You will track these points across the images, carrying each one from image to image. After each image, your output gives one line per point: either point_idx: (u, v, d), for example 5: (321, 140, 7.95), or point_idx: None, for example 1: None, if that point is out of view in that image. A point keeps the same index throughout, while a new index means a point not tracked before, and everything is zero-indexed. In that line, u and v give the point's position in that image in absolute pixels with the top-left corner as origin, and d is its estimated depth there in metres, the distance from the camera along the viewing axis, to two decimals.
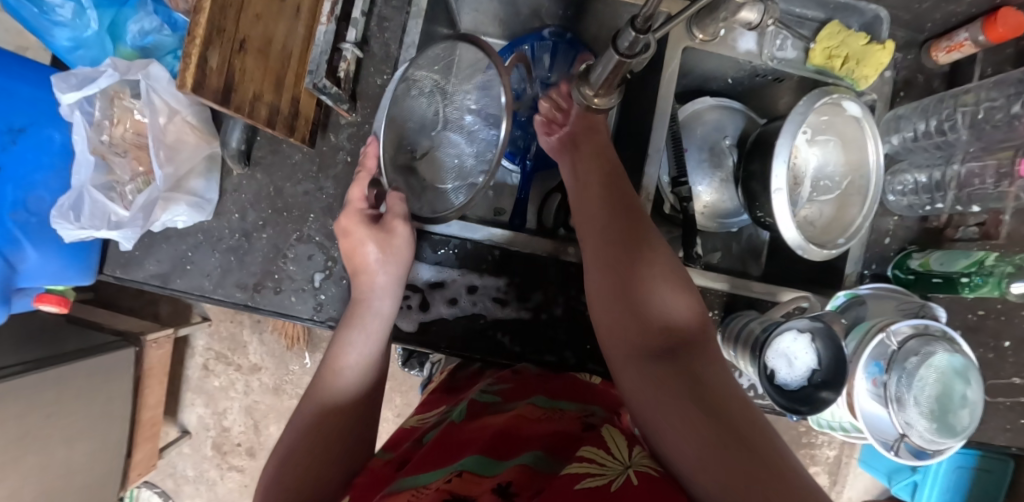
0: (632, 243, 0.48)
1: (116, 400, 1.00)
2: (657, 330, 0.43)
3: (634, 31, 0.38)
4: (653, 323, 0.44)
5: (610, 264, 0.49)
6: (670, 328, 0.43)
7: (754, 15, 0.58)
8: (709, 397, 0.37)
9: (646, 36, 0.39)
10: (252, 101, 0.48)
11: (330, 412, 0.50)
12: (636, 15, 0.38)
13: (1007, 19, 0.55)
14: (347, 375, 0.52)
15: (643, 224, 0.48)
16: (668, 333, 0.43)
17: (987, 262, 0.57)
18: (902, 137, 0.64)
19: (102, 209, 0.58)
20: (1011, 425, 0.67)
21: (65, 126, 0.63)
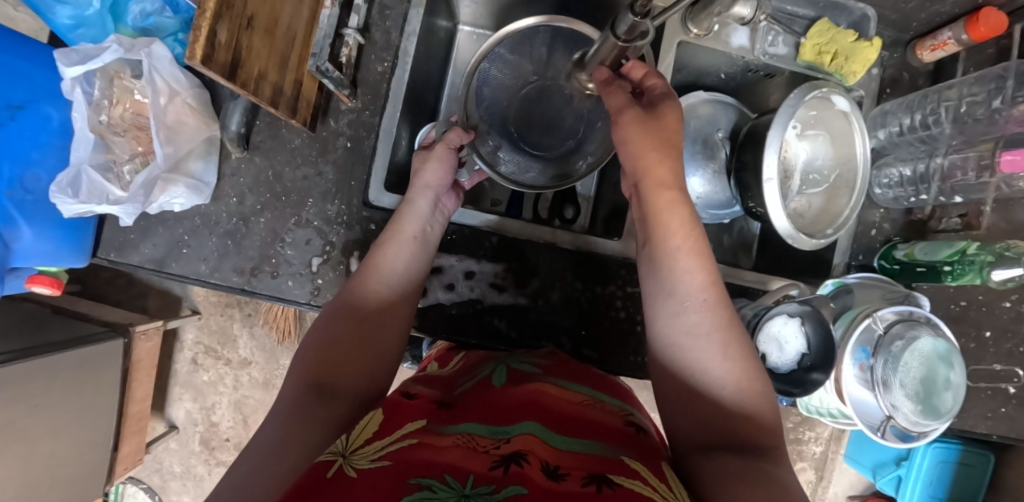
0: (691, 316, 0.44)
1: (104, 393, 0.97)
2: (726, 424, 0.41)
3: (633, 15, 0.39)
4: (721, 415, 0.42)
5: (668, 324, 0.45)
6: (741, 419, 0.41)
7: (748, 11, 0.61)
8: (785, 486, 0.35)
9: (644, 20, 0.39)
10: (257, 78, 0.48)
11: (365, 319, 0.51)
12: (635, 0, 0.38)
13: (989, 18, 0.57)
14: (394, 259, 0.54)
15: (701, 292, 0.45)
16: (739, 427, 0.41)
17: (969, 251, 0.60)
18: (888, 132, 0.67)
19: (100, 189, 0.58)
20: (992, 413, 0.68)
21: (64, 105, 0.63)
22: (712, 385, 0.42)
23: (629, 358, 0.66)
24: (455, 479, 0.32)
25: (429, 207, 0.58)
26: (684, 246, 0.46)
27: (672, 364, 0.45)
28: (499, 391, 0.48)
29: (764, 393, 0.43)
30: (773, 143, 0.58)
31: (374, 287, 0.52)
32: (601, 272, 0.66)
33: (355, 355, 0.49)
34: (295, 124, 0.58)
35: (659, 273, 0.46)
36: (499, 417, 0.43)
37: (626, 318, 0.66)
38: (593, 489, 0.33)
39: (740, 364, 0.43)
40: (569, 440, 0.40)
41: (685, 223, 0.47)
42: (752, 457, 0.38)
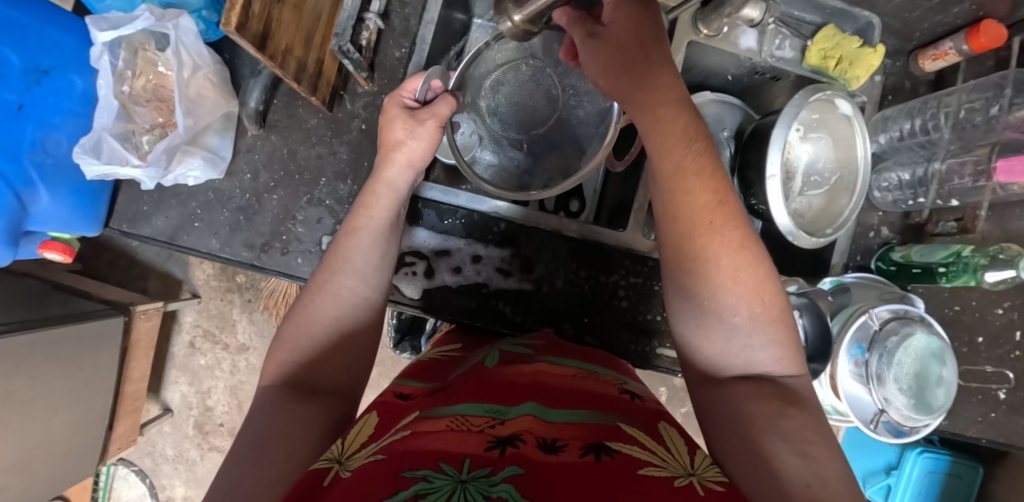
0: (701, 238, 0.42)
1: (103, 370, 0.97)
2: (739, 354, 0.41)
3: None
4: (736, 347, 0.41)
5: (675, 251, 0.44)
6: (754, 350, 0.41)
7: (757, 13, 0.61)
8: (798, 437, 0.36)
9: None
10: (284, 52, 0.49)
11: (339, 317, 0.48)
12: None
13: (989, 30, 0.60)
14: (363, 234, 0.51)
15: (710, 212, 0.42)
16: (752, 356, 0.41)
17: (963, 254, 0.62)
18: (889, 137, 0.69)
19: (120, 156, 0.59)
20: (983, 417, 0.70)
21: (89, 73, 0.64)
22: (724, 313, 0.41)
23: (630, 348, 0.67)
24: (450, 466, 0.31)
25: (404, 177, 0.54)
26: (688, 164, 0.44)
27: (682, 292, 0.44)
28: (490, 372, 0.50)
29: (781, 317, 0.42)
30: (778, 141, 0.59)
31: (345, 284, 0.49)
32: (605, 262, 0.67)
33: (330, 356, 0.46)
34: (314, 102, 0.59)
35: (661, 196, 0.45)
36: (494, 395, 0.44)
37: (628, 308, 0.67)
38: (591, 459, 0.34)
39: (755, 288, 0.41)
40: (563, 413, 0.41)
41: (685, 141, 0.44)
42: (767, 388, 0.39)
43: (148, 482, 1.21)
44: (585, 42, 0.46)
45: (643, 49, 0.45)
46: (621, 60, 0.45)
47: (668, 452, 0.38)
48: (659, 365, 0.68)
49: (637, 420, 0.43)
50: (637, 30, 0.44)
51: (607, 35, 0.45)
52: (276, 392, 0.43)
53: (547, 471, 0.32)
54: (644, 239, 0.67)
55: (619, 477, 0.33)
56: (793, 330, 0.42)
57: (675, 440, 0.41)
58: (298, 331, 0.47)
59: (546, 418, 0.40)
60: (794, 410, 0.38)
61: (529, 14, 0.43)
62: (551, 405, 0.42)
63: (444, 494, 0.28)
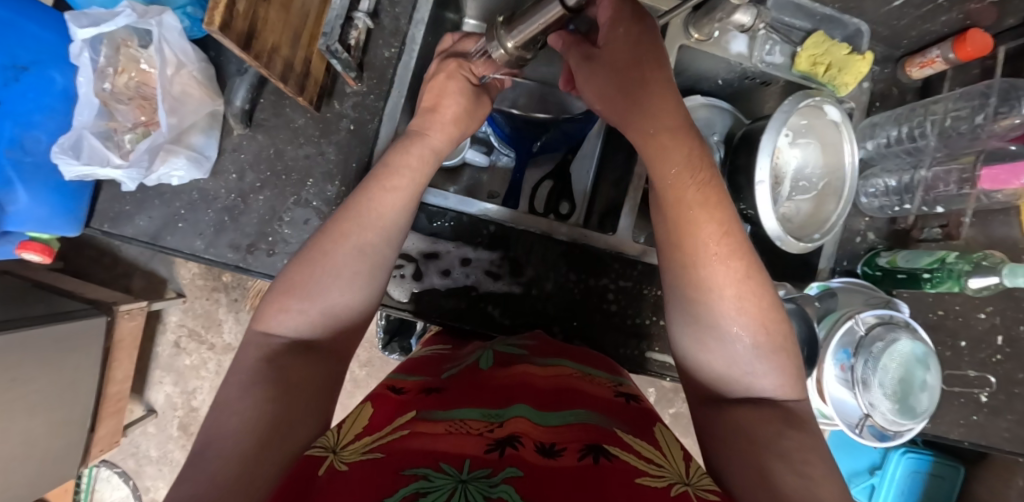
0: (703, 268, 0.43)
1: (84, 371, 0.95)
2: (742, 380, 0.42)
3: None
4: (738, 373, 0.42)
5: (679, 280, 0.44)
6: (757, 377, 0.42)
7: (748, 18, 0.61)
8: (793, 452, 0.36)
9: None
10: (271, 51, 0.48)
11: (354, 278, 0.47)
12: None
13: (975, 38, 0.60)
14: (390, 204, 0.50)
15: (716, 244, 0.43)
16: (755, 382, 0.42)
17: (948, 260, 0.63)
18: (876, 143, 0.69)
19: (101, 155, 0.58)
20: (965, 420, 0.71)
21: (70, 71, 0.62)
22: (727, 341, 0.42)
23: (619, 351, 0.67)
24: (450, 465, 0.32)
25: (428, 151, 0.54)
26: (692, 195, 0.44)
27: (685, 318, 0.44)
28: (487, 375, 0.50)
29: (783, 346, 0.43)
30: (767, 147, 0.60)
31: (370, 243, 0.48)
32: (595, 265, 0.67)
33: (341, 317, 0.47)
34: (301, 101, 0.58)
35: (665, 223, 0.45)
36: (490, 400, 0.44)
37: (617, 312, 0.67)
38: (590, 461, 0.35)
39: (758, 317, 0.43)
40: (560, 415, 0.41)
41: (688, 170, 0.45)
42: (771, 415, 0.39)
43: (131, 484, 1.19)
44: (581, 66, 0.47)
45: (639, 72, 0.45)
46: (620, 85, 0.45)
47: (665, 458, 0.39)
48: (649, 368, 0.68)
49: (633, 425, 0.43)
50: (635, 50, 0.44)
51: (603, 57, 0.45)
52: (276, 347, 0.43)
53: (547, 475, 0.32)
54: (633, 243, 0.67)
55: (617, 480, 0.33)
56: (795, 356, 0.44)
57: (672, 447, 0.42)
58: (313, 283, 0.45)
59: (545, 421, 0.40)
60: (793, 431, 0.38)
61: (520, 41, 0.44)
62: (547, 408, 0.43)
63: (444, 493, 0.29)
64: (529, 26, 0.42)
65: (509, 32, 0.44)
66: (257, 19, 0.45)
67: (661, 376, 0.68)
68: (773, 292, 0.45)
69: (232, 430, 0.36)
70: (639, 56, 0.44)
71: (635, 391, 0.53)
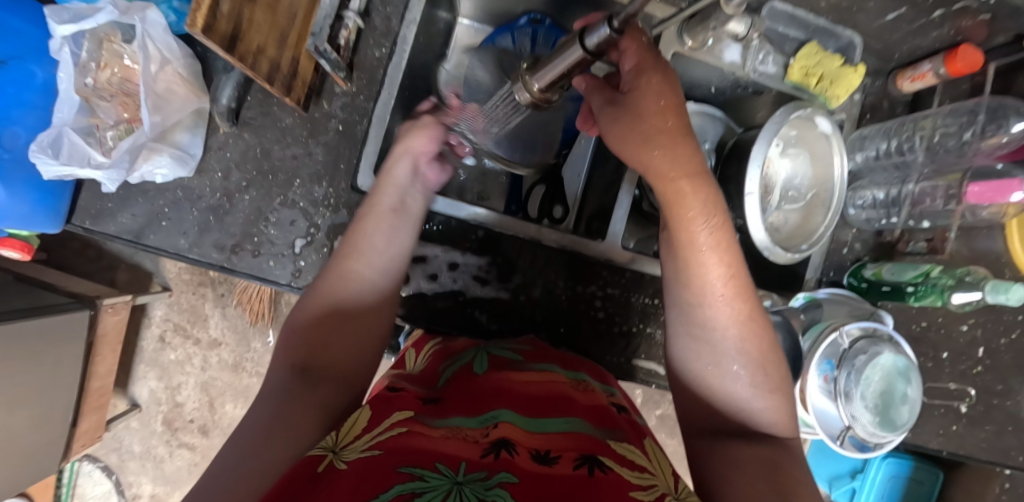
0: (708, 310, 0.44)
1: (67, 366, 0.94)
2: (739, 416, 0.44)
3: (611, 30, 0.35)
4: (735, 408, 0.44)
5: (686, 319, 0.46)
6: (755, 414, 0.43)
7: (742, 28, 0.63)
8: (788, 478, 0.38)
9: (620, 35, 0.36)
10: (256, 52, 0.48)
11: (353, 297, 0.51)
12: (614, 14, 0.35)
13: (965, 55, 0.61)
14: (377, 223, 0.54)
15: (722, 286, 0.44)
16: (754, 421, 0.43)
17: (932, 274, 0.63)
18: (866, 155, 0.69)
19: (81, 152, 0.56)
20: (944, 430, 0.72)
21: (50, 64, 0.61)
22: (728, 380, 0.44)
23: (606, 358, 0.67)
24: (446, 466, 0.33)
25: (406, 177, 0.56)
26: (705, 237, 0.44)
27: (690, 354, 0.46)
28: (482, 378, 0.50)
29: (780, 384, 0.45)
30: (757, 157, 0.59)
31: (357, 269, 0.51)
32: (585, 272, 0.67)
33: (338, 339, 0.49)
34: (289, 101, 0.57)
35: (676, 262, 0.46)
36: (486, 404, 0.45)
37: (604, 319, 0.67)
38: (585, 472, 0.35)
39: (758, 357, 0.44)
40: (555, 422, 0.42)
41: (706, 214, 0.44)
42: (766, 449, 0.41)
43: (114, 479, 1.18)
44: (603, 108, 0.45)
45: (655, 117, 0.43)
46: (634, 130, 0.43)
47: (655, 467, 0.41)
48: (635, 376, 0.68)
49: (628, 436, 0.44)
50: (658, 95, 0.43)
51: (625, 100, 0.44)
52: (284, 377, 0.45)
53: (540, 482, 0.33)
54: (620, 249, 0.67)
55: (610, 490, 0.34)
56: (789, 394, 0.45)
57: (661, 460, 0.43)
58: (307, 317, 0.49)
59: (539, 428, 0.41)
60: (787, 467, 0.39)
61: (544, 84, 0.44)
62: (542, 415, 0.43)
63: (440, 493, 0.30)
64: (553, 69, 0.42)
65: (534, 74, 0.44)
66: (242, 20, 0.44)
67: (647, 383, 0.68)
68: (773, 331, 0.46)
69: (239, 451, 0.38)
70: (650, 110, 0.43)
71: (625, 403, 0.53)
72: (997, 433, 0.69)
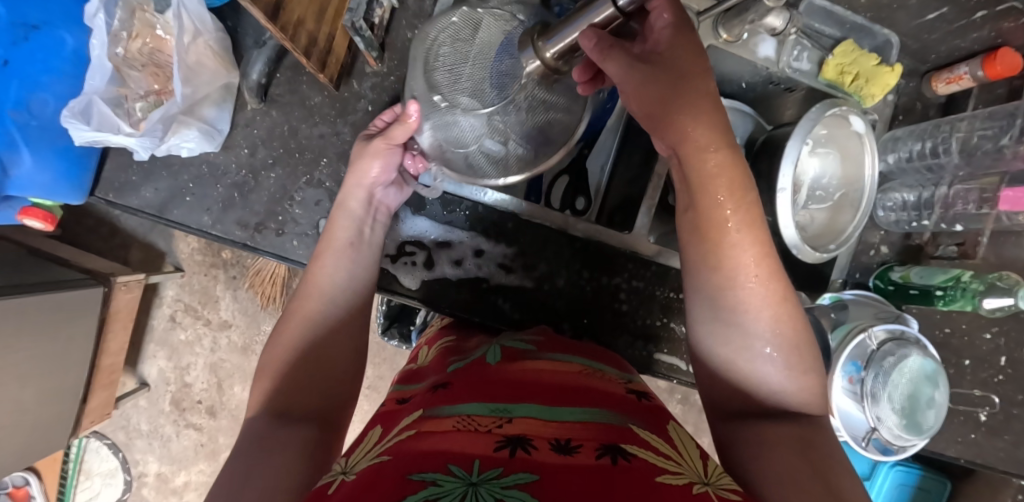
0: (741, 291, 0.43)
1: (79, 341, 0.93)
2: (771, 398, 0.43)
3: None
4: (766, 391, 0.43)
5: (714, 303, 0.44)
6: (786, 396, 0.43)
7: (780, 23, 0.59)
8: (822, 459, 0.37)
9: None
10: (297, 25, 0.47)
11: (319, 336, 0.52)
12: None
13: (1005, 58, 0.60)
14: (334, 259, 0.56)
15: (757, 267, 0.43)
16: (785, 403, 0.43)
17: (962, 279, 0.62)
18: (898, 157, 0.68)
19: (110, 122, 0.56)
20: (963, 438, 0.72)
21: (81, 32, 0.60)
22: (759, 363, 0.43)
23: (625, 352, 0.67)
24: (459, 468, 0.32)
25: (363, 205, 0.57)
26: (735, 216, 0.43)
27: (718, 340, 0.45)
28: (494, 370, 0.50)
29: (812, 365, 0.44)
30: (790, 155, 0.59)
31: (314, 305, 0.53)
32: (609, 264, 0.67)
33: (309, 380, 0.49)
34: (321, 78, 0.57)
35: (704, 244, 0.44)
36: (499, 394, 0.45)
37: (628, 311, 0.67)
38: (607, 461, 0.35)
39: (792, 338, 0.43)
40: (573, 412, 0.42)
41: (737, 191, 0.43)
42: (796, 429, 0.40)
43: (120, 457, 1.18)
44: (633, 63, 0.42)
45: (694, 84, 0.42)
46: (674, 92, 0.42)
47: (682, 456, 0.39)
48: (656, 370, 0.68)
49: (648, 422, 0.44)
50: (692, 53, 0.43)
51: (660, 63, 0.42)
52: (258, 421, 0.44)
53: (558, 476, 0.33)
54: (647, 241, 0.67)
55: (633, 478, 0.34)
56: (821, 373, 0.45)
57: (688, 443, 0.42)
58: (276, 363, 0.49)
59: (555, 417, 0.41)
60: (823, 447, 0.39)
61: (558, 51, 0.46)
62: (558, 404, 0.43)
63: (457, 495, 0.29)
64: (568, 34, 0.44)
65: (547, 41, 0.46)
66: None
67: (667, 378, 0.67)
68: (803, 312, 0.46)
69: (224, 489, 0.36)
70: (685, 72, 0.42)
71: (645, 388, 0.53)
72: (1015, 443, 0.68)
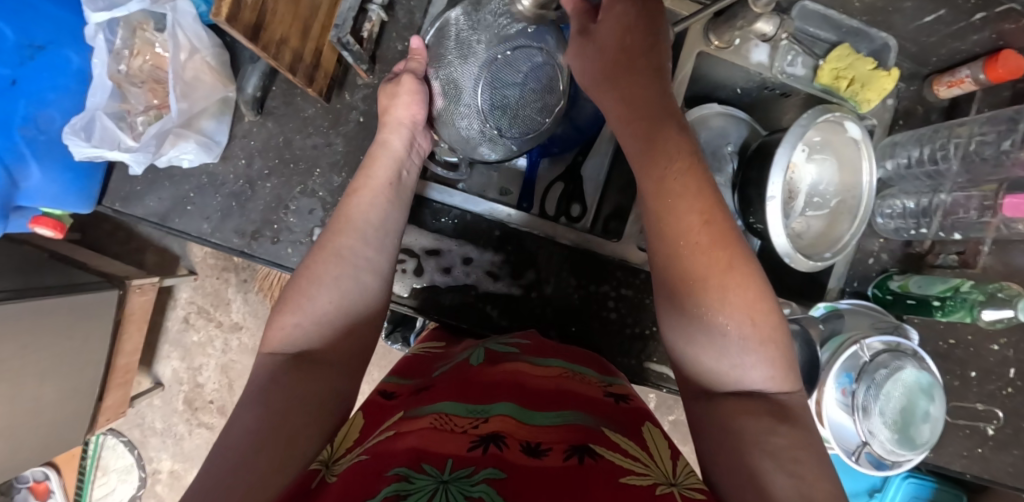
0: (688, 258, 0.43)
1: (94, 342, 0.97)
2: (730, 371, 0.41)
3: None
4: (726, 366, 0.41)
5: (666, 274, 0.44)
6: (746, 370, 0.41)
7: (770, 28, 0.58)
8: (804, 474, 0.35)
9: None
10: (279, 43, 0.49)
11: (342, 279, 0.48)
12: None
13: (1008, 61, 0.58)
14: (369, 200, 0.52)
15: (697, 233, 0.43)
16: (743, 377, 0.41)
17: (962, 289, 0.61)
18: (896, 163, 0.67)
19: (112, 135, 0.59)
20: (968, 452, 0.68)
21: (85, 50, 0.62)
22: (713, 335, 0.42)
23: (618, 359, 0.67)
24: (432, 466, 0.33)
25: (404, 145, 0.57)
26: (677, 184, 0.45)
27: (673, 315, 0.44)
28: (476, 371, 0.51)
29: (773, 336, 0.42)
30: (780, 163, 0.58)
31: (346, 244, 0.50)
32: (599, 271, 0.67)
33: (334, 329, 0.46)
34: (311, 93, 0.59)
35: (650, 215, 0.46)
36: (478, 394, 0.45)
37: (616, 319, 0.67)
38: (575, 462, 0.35)
39: (746, 308, 0.41)
40: (547, 415, 0.42)
41: (673, 159, 0.46)
42: (756, 407, 0.39)
43: (136, 454, 1.22)
44: (575, 38, 0.53)
45: (636, 56, 0.49)
46: (625, 54, 0.49)
47: (652, 458, 0.40)
48: (646, 379, 0.68)
49: (622, 424, 0.44)
50: (626, 31, 0.49)
51: (598, 34, 0.51)
52: (275, 364, 0.42)
53: (525, 475, 0.33)
54: (636, 250, 0.67)
55: (601, 479, 0.34)
56: (786, 347, 0.42)
57: (659, 443, 0.43)
58: (302, 298, 0.46)
59: (530, 419, 0.41)
60: (784, 428, 0.37)
61: None
62: (534, 407, 0.43)
63: (427, 492, 0.30)
64: None
65: None
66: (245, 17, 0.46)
67: (657, 387, 0.68)
68: (766, 284, 0.44)
69: (234, 454, 0.35)
70: (624, 44, 0.49)
71: (626, 391, 0.54)
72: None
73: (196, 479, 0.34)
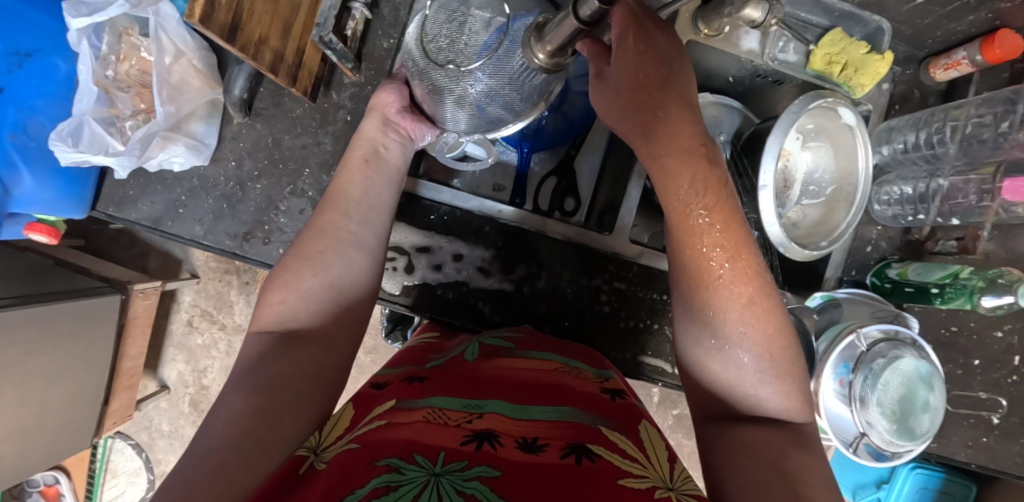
0: (709, 290, 0.43)
1: (99, 346, 0.98)
2: (747, 401, 0.41)
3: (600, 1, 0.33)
4: (741, 393, 0.41)
5: (689, 302, 0.44)
6: (761, 401, 0.41)
7: (759, 14, 0.56)
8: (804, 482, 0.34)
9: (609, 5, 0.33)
10: (257, 42, 0.51)
11: (327, 257, 0.47)
12: None
13: (1004, 40, 0.57)
14: (355, 192, 0.52)
15: (720, 264, 0.43)
16: (760, 407, 0.41)
17: (961, 276, 0.60)
18: (893, 148, 0.66)
19: (101, 142, 0.59)
20: (973, 441, 0.67)
21: (72, 57, 0.64)
22: (732, 365, 0.42)
23: (612, 353, 0.67)
24: (424, 457, 0.32)
25: (378, 130, 0.55)
26: (701, 215, 0.44)
27: (690, 338, 0.44)
28: (472, 367, 0.50)
29: (789, 369, 0.42)
30: (773, 150, 0.57)
31: (334, 221, 0.49)
32: (592, 265, 0.66)
33: (321, 306, 0.46)
34: (295, 92, 0.59)
35: (673, 242, 0.45)
36: (474, 389, 0.45)
37: (610, 313, 0.67)
38: (572, 461, 0.35)
39: (765, 340, 0.41)
40: (543, 410, 0.41)
41: (697, 188, 0.44)
42: (776, 433, 0.38)
43: (144, 456, 1.23)
44: (594, 82, 0.47)
45: (659, 90, 0.44)
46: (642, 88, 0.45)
47: (649, 460, 0.39)
48: (642, 373, 0.67)
49: (619, 423, 0.43)
50: (640, 63, 0.44)
51: (614, 72, 0.45)
52: (265, 342, 0.42)
53: (520, 471, 0.33)
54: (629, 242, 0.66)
55: (595, 478, 0.34)
56: (801, 377, 0.42)
57: (657, 445, 0.43)
58: (289, 274, 0.46)
59: (525, 415, 0.40)
60: (798, 453, 0.37)
61: (552, 52, 0.41)
62: (530, 402, 0.43)
63: (417, 485, 0.30)
64: (556, 36, 0.40)
65: (540, 41, 0.42)
66: (216, 24, 0.48)
67: (653, 381, 0.67)
68: (785, 313, 0.44)
69: (220, 432, 0.35)
70: (644, 78, 0.44)
71: (620, 386, 0.53)
72: None
73: (180, 462, 0.34)
